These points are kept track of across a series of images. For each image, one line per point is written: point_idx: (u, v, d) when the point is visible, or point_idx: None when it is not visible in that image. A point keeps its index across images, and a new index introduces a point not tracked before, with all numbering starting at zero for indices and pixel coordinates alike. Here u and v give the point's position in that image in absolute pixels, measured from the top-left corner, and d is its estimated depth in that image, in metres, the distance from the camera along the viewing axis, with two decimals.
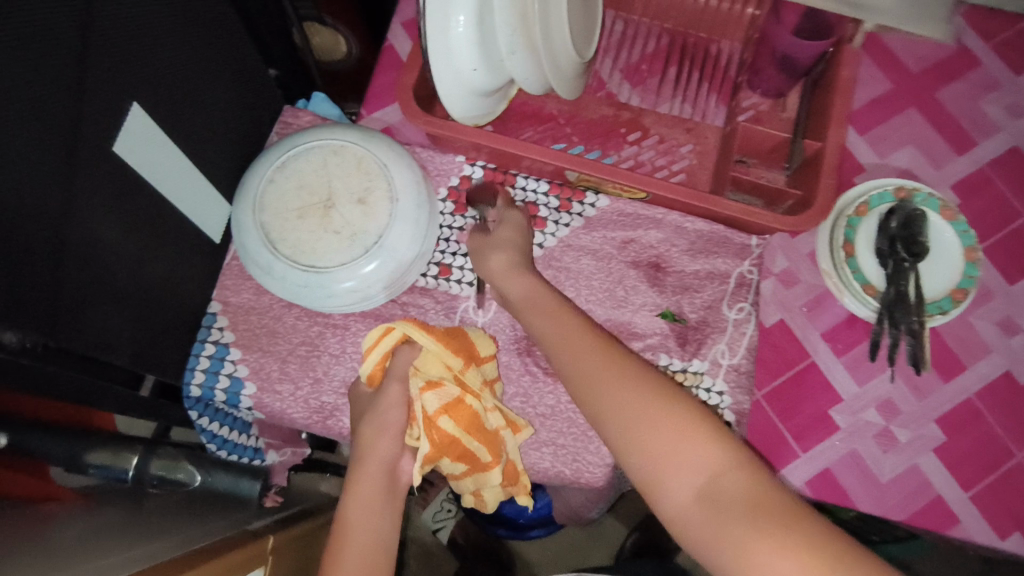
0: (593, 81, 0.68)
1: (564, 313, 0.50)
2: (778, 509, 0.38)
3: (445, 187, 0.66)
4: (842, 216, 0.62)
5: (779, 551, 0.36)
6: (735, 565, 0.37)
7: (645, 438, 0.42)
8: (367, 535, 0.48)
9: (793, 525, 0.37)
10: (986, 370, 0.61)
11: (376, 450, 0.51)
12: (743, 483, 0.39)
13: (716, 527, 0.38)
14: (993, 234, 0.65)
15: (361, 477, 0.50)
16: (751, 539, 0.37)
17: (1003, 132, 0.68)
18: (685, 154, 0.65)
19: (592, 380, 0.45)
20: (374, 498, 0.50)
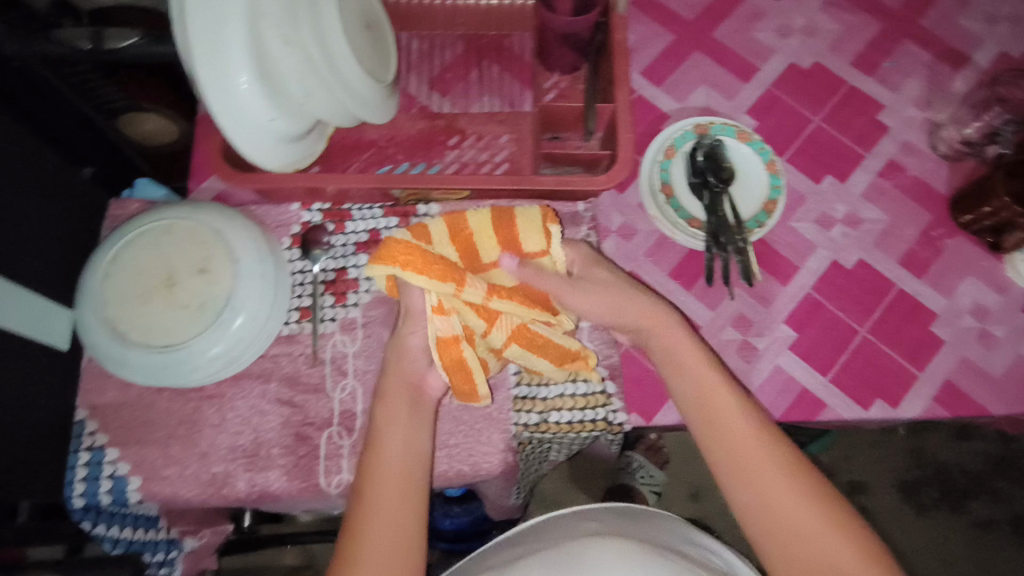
0: (404, 100, 0.71)
1: (591, 279, 0.59)
2: (837, 508, 0.49)
3: (288, 236, 0.67)
4: (655, 162, 0.67)
5: (772, 467, 0.51)
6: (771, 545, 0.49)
7: (726, 438, 0.53)
8: (403, 447, 0.54)
9: (847, 516, 0.49)
10: (815, 265, 0.68)
11: (403, 365, 0.58)
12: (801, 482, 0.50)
13: (767, 512, 0.50)
14: (791, 144, 0.72)
15: (381, 464, 0.53)
16: (793, 524, 0.49)
17: (778, 53, 0.75)
18: (504, 144, 0.69)
19: (702, 397, 0.55)
20: (405, 424, 0.55)
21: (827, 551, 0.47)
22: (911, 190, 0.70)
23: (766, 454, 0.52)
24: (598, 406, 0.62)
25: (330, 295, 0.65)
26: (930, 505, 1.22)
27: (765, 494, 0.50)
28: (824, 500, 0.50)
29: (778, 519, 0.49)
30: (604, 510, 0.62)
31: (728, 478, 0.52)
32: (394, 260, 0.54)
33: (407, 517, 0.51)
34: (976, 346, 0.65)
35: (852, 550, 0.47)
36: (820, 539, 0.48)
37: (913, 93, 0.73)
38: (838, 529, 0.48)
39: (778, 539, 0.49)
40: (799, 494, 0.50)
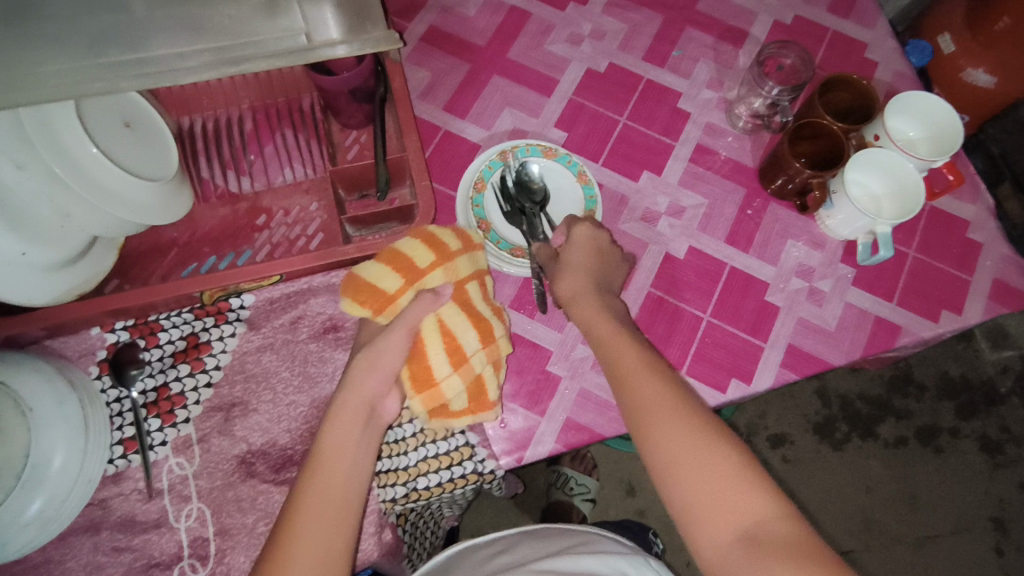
0: (199, 189, 0.67)
1: (570, 262, 0.60)
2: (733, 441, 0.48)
3: (95, 363, 0.61)
4: (467, 199, 0.65)
5: (696, 435, 0.48)
6: (668, 457, 0.47)
7: (625, 367, 0.52)
8: (344, 455, 0.48)
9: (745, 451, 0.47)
10: (650, 262, 0.69)
11: (365, 382, 0.51)
12: (700, 417, 0.49)
13: (666, 435, 0.48)
14: (604, 148, 0.73)
15: (329, 456, 0.48)
16: (684, 447, 0.47)
17: (573, 61, 0.76)
18: (315, 212, 0.66)
19: (604, 339, 0.55)
20: (356, 439, 0.49)
21: (738, 500, 0.44)
22: (722, 169, 0.73)
23: (688, 424, 0.48)
24: (464, 460, 0.60)
25: (155, 417, 0.59)
26: (845, 439, 1.28)
27: (685, 461, 0.47)
28: (744, 463, 0.46)
29: (697, 484, 0.46)
30: (523, 544, 0.59)
31: (655, 451, 0.48)
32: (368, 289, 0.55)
33: (337, 548, 0.45)
34: (809, 305, 0.67)
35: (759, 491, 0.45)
36: (743, 500, 0.44)
37: (704, 76, 0.76)
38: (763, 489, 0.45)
39: (682, 471, 0.46)
40: (722, 454, 0.46)
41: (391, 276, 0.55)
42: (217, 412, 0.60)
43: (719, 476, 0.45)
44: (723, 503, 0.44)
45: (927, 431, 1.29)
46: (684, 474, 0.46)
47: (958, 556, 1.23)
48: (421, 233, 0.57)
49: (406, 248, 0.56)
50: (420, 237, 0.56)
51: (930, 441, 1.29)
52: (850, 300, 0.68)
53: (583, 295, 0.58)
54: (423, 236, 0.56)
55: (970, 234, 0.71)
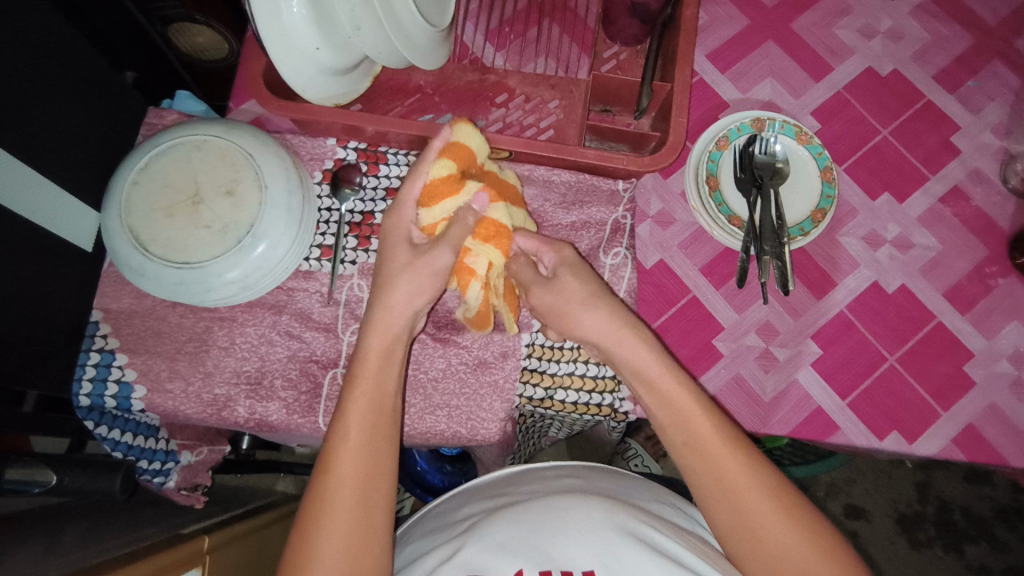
0: (457, 49, 0.68)
1: (562, 278, 0.54)
2: (777, 484, 0.47)
3: (320, 170, 0.66)
4: (705, 152, 0.64)
5: (750, 483, 0.46)
6: (718, 502, 0.47)
7: (673, 405, 0.49)
8: (381, 391, 0.49)
9: (793, 498, 0.47)
10: (855, 283, 0.64)
11: (390, 314, 0.50)
12: (745, 457, 0.47)
13: (721, 466, 0.47)
14: (853, 153, 0.68)
15: (354, 398, 0.48)
16: (737, 494, 0.46)
17: (857, 54, 0.71)
18: (552, 110, 0.66)
19: (641, 369, 0.51)
20: (391, 369, 0.50)
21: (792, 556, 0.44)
22: (971, 221, 0.66)
23: (738, 467, 0.47)
24: (606, 392, 0.60)
25: (353, 237, 0.64)
26: (927, 542, 1.21)
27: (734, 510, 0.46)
28: (792, 504, 0.46)
29: (750, 531, 0.45)
30: (594, 470, 0.58)
31: (710, 504, 0.47)
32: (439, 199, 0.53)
33: (379, 477, 0.47)
34: (1007, 394, 0.62)
35: (814, 553, 0.44)
36: (794, 553, 0.44)
37: (992, 119, 0.69)
38: (810, 539, 0.45)
39: (736, 521, 0.46)
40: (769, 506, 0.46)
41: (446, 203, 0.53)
42: None
43: (779, 531, 0.45)
44: (782, 559, 0.44)
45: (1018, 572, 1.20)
46: (741, 526, 0.46)
47: None
48: (435, 193, 0.53)
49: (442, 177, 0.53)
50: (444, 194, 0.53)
51: None
52: None
53: (590, 313, 0.52)
54: (447, 189, 0.53)
55: None
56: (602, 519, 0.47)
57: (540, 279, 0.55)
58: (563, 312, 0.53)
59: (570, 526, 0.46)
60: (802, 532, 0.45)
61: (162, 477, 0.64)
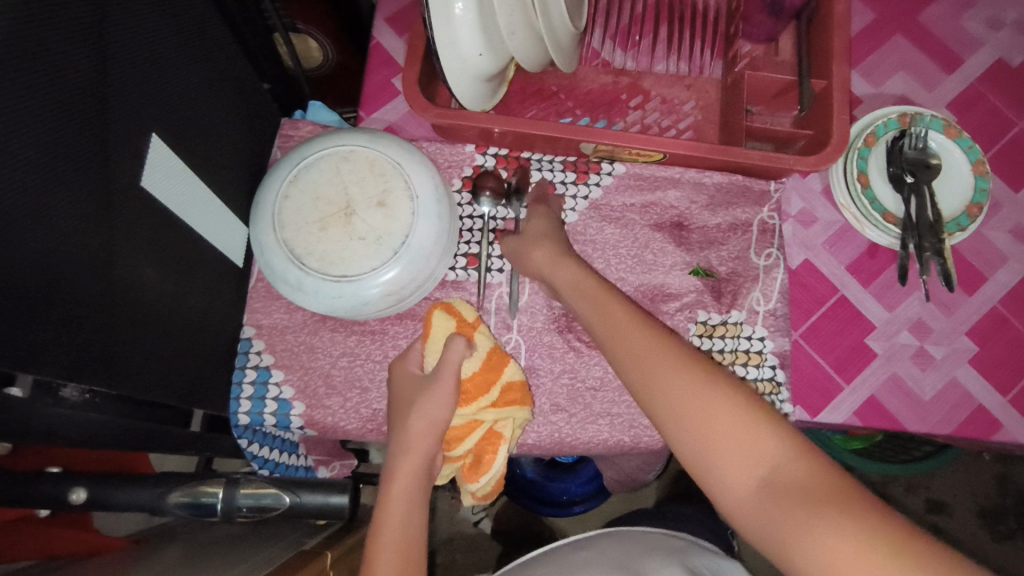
0: (586, 52, 0.68)
1: (536, 224, 0.58)
2: (738, 402, 0.42)
3: (459, 178, 0.64)
4: (852, 149, 0.63)
5: (701, 393, 0.43)
6: (677, 416, 0.43)
7: (625, 341, 0.48)
8: (402, 523, 0.51)
9: (755, 405, 0.42)
10: (1005, 278, 0.64)
11: (411, 458, 0.52)
12: (697, 378, 0.44)
13: (673, 385, 0.44)
14: (993, 146, 0.67)
15: (382, 530, 0.50)
16: (686, 397, 0.43)
17: (986, 45, 0.70)
18: (688, 111, 0.66)
19: (605, 318, 0.50)
20: (414, 507, 0.51)
21: (751, 456, 0.40)
22: None
23: (688, 375, 0.44)
24: (766, 394, 0.60)
25: (499, 244, 0.63)
26: (1009, 535, 1.23)
27: (701, 415, 0.42)
28: (741, 406, 0.42)
29: (702, 429, 0.42)
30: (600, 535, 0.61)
31: (658, 402, 0.44)
32: (451, 321, 0.55)
33: None
34: None
35: (769, 454, 0.40)
36: (749, 452, 0.40)
37: None
38: (784, 444, 0.40)
39: (702, 435, 0.42)
40: (708, 394, 0.43)
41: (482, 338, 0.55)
42: None
43: (731, 429, 0.41)
44: (730, 461, 0.40)
45: None
46: (694, 424, 0.42)
47: None
48: (509, 399, 0.54)
49: (461, 308, 0.56)
50: (514, 398, 0.54)
51: None
52: None
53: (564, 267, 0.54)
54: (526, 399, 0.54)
55: None
56: None
57: (536, 236, 0.57)
58: (550, 264, 0.55)
59: None
60: (758, 436, 0.40)
61: None
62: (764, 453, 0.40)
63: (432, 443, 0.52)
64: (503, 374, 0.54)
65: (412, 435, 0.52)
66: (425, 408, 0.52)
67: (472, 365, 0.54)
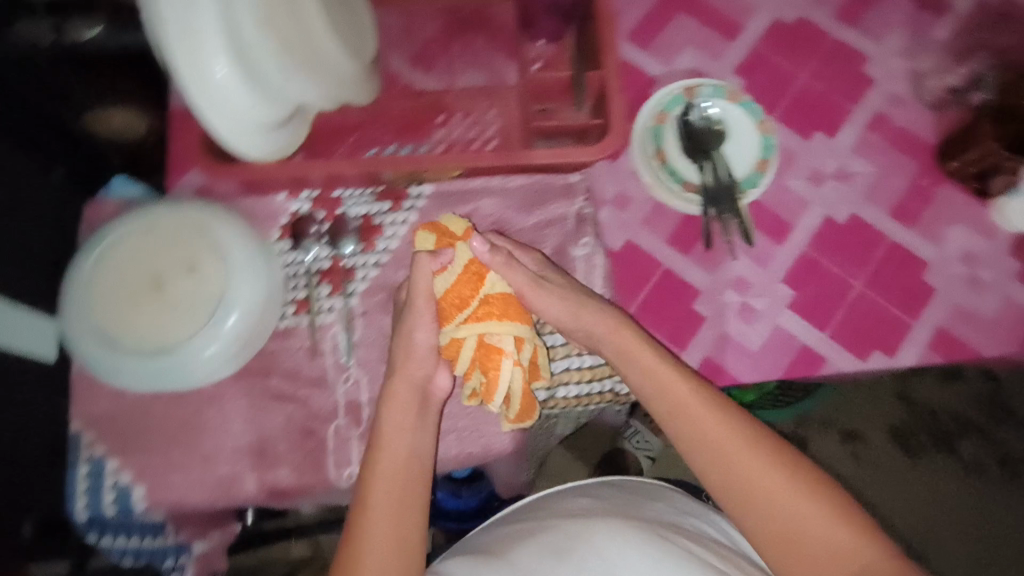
0: (385, 79, 0.69)
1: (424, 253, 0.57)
2: (682, 394, 0.54)
3: (276, 228, 0.65)
4: (646, 129, 0.66)
5: (688, 394, 0.54)
6: (667, 403, 0.54)
7: (597, 323, 0.57)
8: (397, 456, 0.53)
9: (704, 398, 0.54)
10: (809, 222, 0.68)
11: (407, 368, 0.55)
12: (676, 376, 0.55)
13: (634, 374, 0.56)
14: (780, 102, 0.71)
15: (376, 472, 0.52)
16: (667, 392, 0.55)
17: (762, 8, 0.74)
18: (492, 119, 0.67)
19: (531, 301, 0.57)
20: (404, 427, 0.54)
21: (715, 443, 0.53)
22: (899, 142, 0.70)
23: (675, 371, 0.55)
24: (604, 378, 0.63)
25: (326, 284, 0.64)
26: (920, 449, 1.27)
27: (658, 382, 0.55)
28: (708, 393, 0.55)
29: (672, 420, 0.54)
30: (600, 488, 0.61)
31: (636, 382, 0.56)
32: (428, 239, 0.57)
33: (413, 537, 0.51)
34: (964, 291, 0.66)
35: (747, 447, 0.52)
36: (720, 436, 0.53)
37: (895, 44, 0.72)
38: (716, 413, 0.53)
39: (674, 418, 0.54)
40: (684, 385, 0.54)
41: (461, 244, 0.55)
42: (381, 290, 0.63)
43: (704, 418, 0.53)
44: (719, 441, 0.53)
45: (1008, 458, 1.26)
46: (688, 433, 0.53)
47: None
48: (483, 314, 0.53)
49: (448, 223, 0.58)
50: (490, 311, 0.53)
51: (1009, 467, 1.26)
52: (1011, 295, 0.66)
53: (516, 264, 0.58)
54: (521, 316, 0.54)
55: None
56: (636, 540, 0.52)
57: (517, 248, 0.59)
58: (458, 295, 0.54)
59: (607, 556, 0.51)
60: (726, 423, 0.53)
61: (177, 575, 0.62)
62: (730, 432, 0.53)
63: (423, 364, 0.55)
64: (483, 287, 0.54)
65: (387, 389, 0.55)
66: (415, 329, 0.56)
67: (448, 279, 0.54)
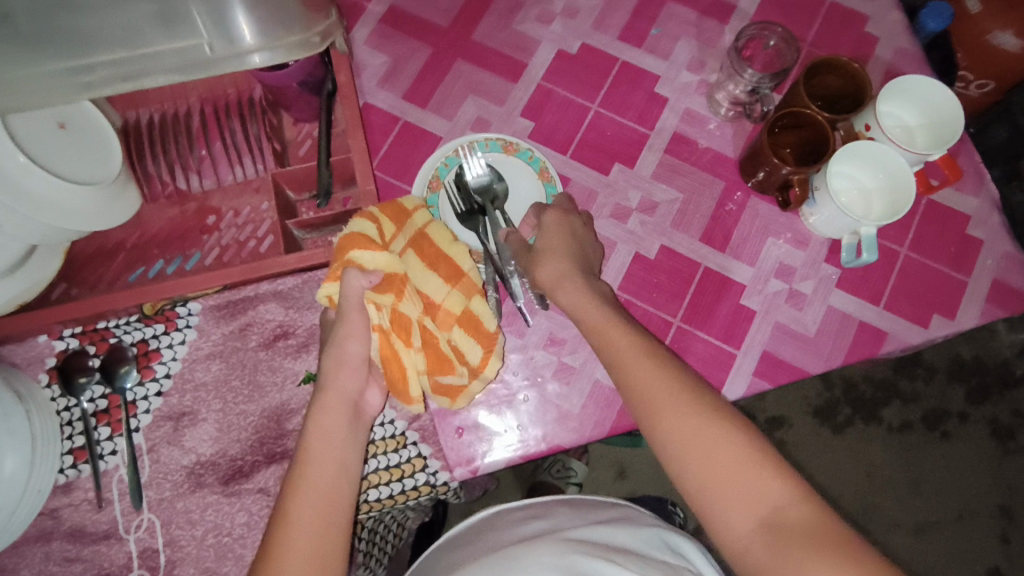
0: (147, 187, 0.64)
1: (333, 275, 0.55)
2: (633, 339, 0.50)
3: (44, 372, 0.60)
4: (421, 200, 0.62)
5: (616, 325, 0.51)
6: (597, 339, 0.51)
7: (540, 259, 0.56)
8: (332, 459, 0.48)
9: (639, 337, 0.50)
10: (618, 263, 0.65)
11: (340, 381, 0.51)
12: (607, 314, 0.52)
13: (578, 302, 0.53)
14: (573, 139, 0.68)
15: (311, 460, 0.47)
16: (596, 320, 0.52)
17: (543, 42, 0.71)
18: (266, 213, 0.64)
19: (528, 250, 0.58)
20: (340, 433, 0.49)
21: (643, 383, 0.47)
22: (700, 161, 0.67)
23: (606, 309, 0.52)
24: (417, 472, 0.59)
25: (105, 426, 0.59)
26: (847, 422, 1.25)
27: (592, 315, 0.52)
28: (642, 337, 0.50)
29: (609, 343, 0.50)
30: (556, 509, 0.61)
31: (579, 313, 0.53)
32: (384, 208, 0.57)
33: (336, 526, 0.46)
34: (786, 308, 0.63)
35: (674, 388, 0.47)
36: (650, 375, 0.47)
37: (684, 57, 0.70)
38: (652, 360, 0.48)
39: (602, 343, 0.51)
40: (615, 325, 0.51)
41: (417, 217, 0.57)
42: (167, 421, 0.59)
43: (637, 353, 0.49)
44: (642, 376, 0.48)
45: (934, 415, 1.25)
46: (644, 399, 0.47)
47: (959, 542, 1.23)
48: (394, 283, 0.53)
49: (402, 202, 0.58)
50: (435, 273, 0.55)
51: (937, 426, 1.25)
52: (832, 302, 0.63)
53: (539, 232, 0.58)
54: (473, 289, 0.56)
55: (970, 230, 0.65)
56: (550, 561, 0.48)
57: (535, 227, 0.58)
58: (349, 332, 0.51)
59: (520, 564, 0.48)
60: (668, 365, 0.48)
61: None
62: (657, 376, 0.47)
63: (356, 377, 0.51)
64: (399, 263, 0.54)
65: (336, 362, 0.51)
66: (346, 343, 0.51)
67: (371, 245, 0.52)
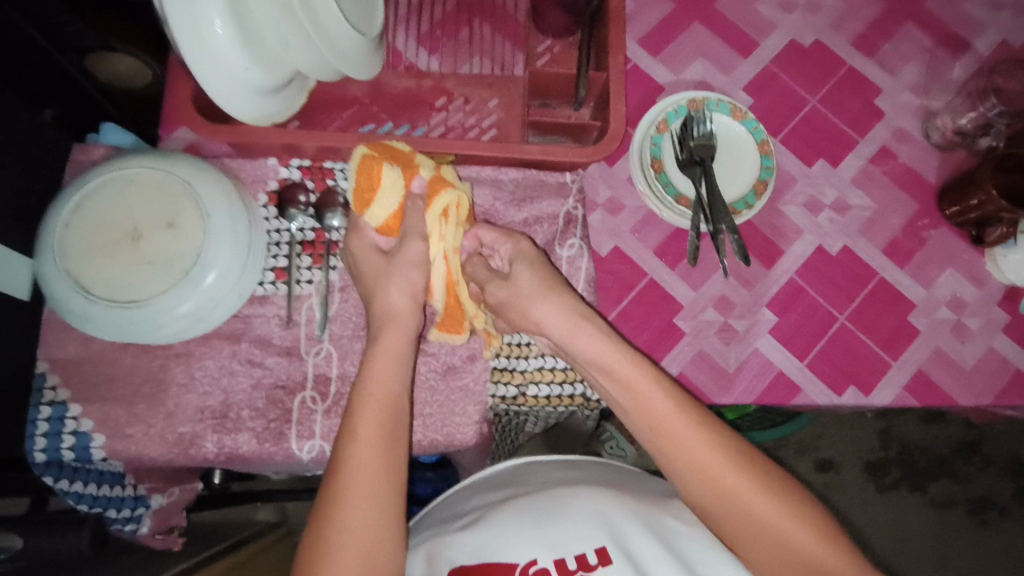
0: (391, 56, 0.68)
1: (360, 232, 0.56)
2: (666, 402, 0.50)
3: (265, 192, 0.64)
4: (646, 137, 0.65)
5: (658, 391, 0.51)
6: (633, 403, 0.51)
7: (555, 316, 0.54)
8: (386, 385, 0.51)
9: (676, 403, 0.50)
10: (801, 250, 0.67)
11: (390, 297, 0.54)
12: (646, 376, 0.51)
13: (625, 366, 0.52)
14: (786, 124, 0.71)
15: (361, 408, 0.49)
16: (632, 386, 0.51)
17: (780, 28, 0.73)
18: (492, 109, 0.67)
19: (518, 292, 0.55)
20: (400, 357, 0.52)
21: (690, 451, 0.49)
22: (899, 178, 0.70)
23: (639, 366, 0.52)
24: (576, 380, 0.61)
25: (307, 255, 0.63)
26: (894, 484, 1.26)
27: (626, 379, 0.51)
28: (669, 393, 0.51)
29: (647, 408, 0.51)
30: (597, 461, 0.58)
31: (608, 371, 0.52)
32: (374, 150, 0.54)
33: (388, 477, 0.48)
34: (949, 337, 0.65)
35: (712, 448, 0.49)
36: (690, 437, 0.49)
37: (910, 79, 0.72)
38: (690, 422, 0.49)
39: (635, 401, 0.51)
40: (655, 386, 0.51)
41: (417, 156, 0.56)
42: None
43: (677, 424, 0.49)
44: (680, 440, 0.49)
45: (978, 502, 1.27)
46: (688, 462, 0.48)
47: None
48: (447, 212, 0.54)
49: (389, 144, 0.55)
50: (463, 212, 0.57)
51: (979, 513, 1.27)
52: (994, 345, 0.65)
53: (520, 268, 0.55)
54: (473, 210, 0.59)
55: None
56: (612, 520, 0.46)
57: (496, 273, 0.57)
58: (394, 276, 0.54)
59: (566, 520, 0.46)
60: (700, 426, 0.49)
61: (133, 524, 0.62)
62: (692, 441, 0.49)
63: (408, 312, 0.54)
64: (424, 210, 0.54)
65: (390, 311, 0.54)
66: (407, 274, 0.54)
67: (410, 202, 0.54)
